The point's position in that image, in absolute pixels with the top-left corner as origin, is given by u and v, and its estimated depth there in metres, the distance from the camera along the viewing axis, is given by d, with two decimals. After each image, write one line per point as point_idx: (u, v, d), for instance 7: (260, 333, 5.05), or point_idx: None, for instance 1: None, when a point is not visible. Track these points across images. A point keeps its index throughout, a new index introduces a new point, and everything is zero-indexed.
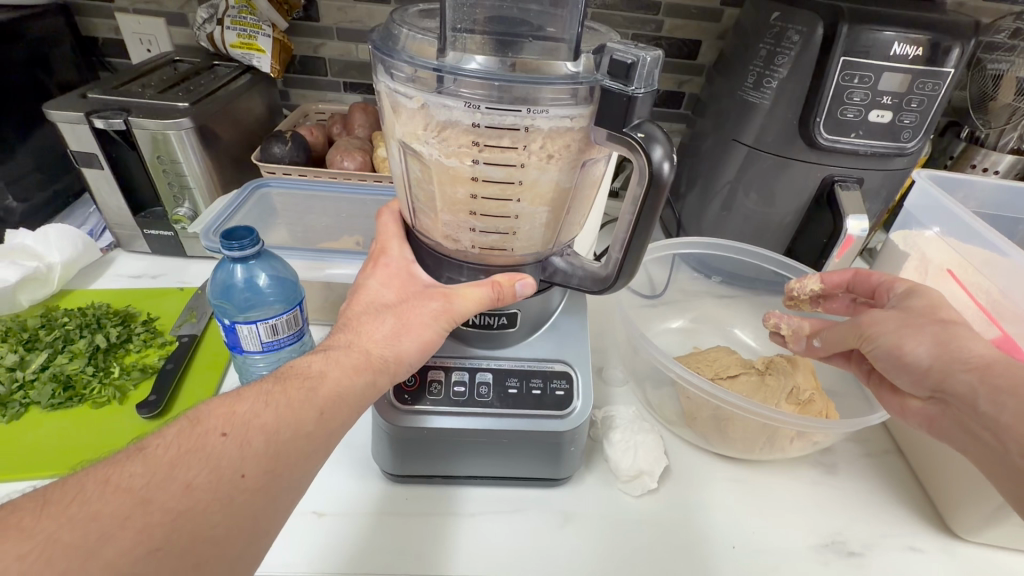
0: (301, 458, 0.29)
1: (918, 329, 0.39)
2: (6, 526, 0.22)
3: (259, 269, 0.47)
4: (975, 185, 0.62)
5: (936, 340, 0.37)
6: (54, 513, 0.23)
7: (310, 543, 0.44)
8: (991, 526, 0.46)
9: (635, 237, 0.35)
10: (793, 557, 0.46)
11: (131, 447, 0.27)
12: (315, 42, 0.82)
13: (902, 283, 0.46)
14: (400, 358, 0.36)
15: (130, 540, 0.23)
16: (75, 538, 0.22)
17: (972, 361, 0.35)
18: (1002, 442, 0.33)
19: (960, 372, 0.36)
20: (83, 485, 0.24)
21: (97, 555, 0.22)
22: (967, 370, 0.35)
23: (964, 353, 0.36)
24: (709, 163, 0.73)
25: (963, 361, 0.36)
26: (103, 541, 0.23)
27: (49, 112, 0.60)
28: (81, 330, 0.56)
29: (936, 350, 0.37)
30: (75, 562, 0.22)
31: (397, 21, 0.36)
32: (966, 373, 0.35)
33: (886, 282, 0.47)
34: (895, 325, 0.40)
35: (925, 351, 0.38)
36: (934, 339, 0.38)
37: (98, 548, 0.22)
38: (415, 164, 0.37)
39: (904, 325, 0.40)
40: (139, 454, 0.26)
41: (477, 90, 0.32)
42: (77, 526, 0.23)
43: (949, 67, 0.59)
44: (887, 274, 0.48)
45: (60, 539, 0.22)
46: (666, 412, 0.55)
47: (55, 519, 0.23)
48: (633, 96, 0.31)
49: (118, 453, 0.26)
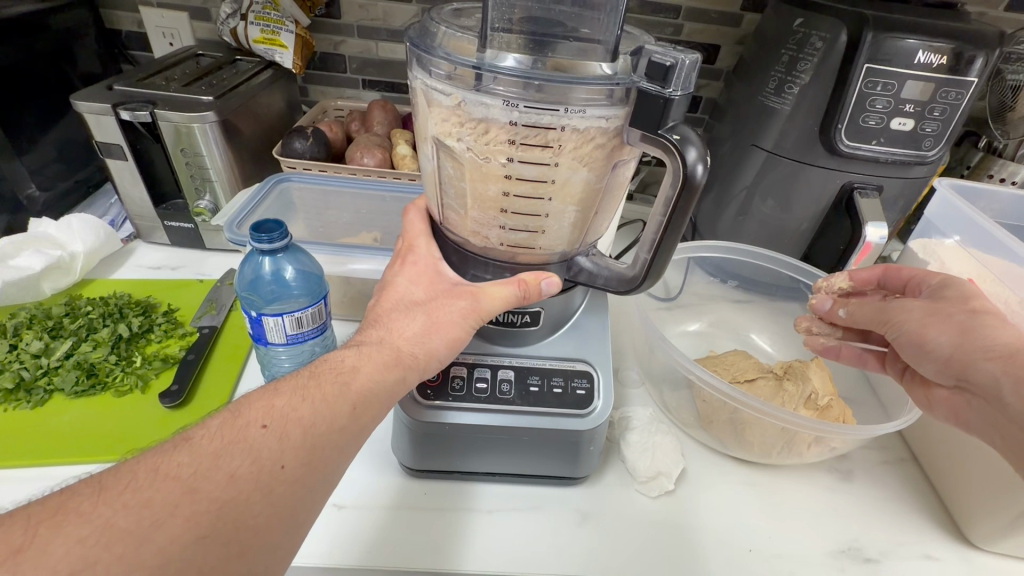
0: (336, 451, 0.30)
1: (946, 317, 0.39)
2: (66, 510, 0.23)
3: (286, 262, 0.47)
4: (995, 195, 0.62)
5: (960, 329, 0.38)
6: (111, 498, 0.23)
7: (330, 535, 0.44)
8: (1009, 536, 0.46)
9: (666, 237, 0.36)
10: (810, 562, 0.46)
11: (177, 437, 0.27)
12: (335, 39, 0.83)
13: (934, 275, 0.45)
14: (430, 354, 0.37)
15: (179, 526, 0.23)
16: (130, 524, 0.23)
17: (995, 349, 0.36)
18: None
19: (982, 362, 0.36)
20: (134, 472, 0.25)
21: (150, 540, 0.23)
22: (990, 359, 0.36)
23: (987, 340, 0.36)
24: (727, 167, 0.73)
25: (987, 350, 0.36)
26: (155, 527, 0.23)
27: (77, 102, 0.61)
28: (104, 319, 0.57)
29: (958, 337, 0.38)
30: (130, 546, 0.22)
31: (433, 18, 0.36)
32: (989, 362, 0.36)
33: (917, 275, 0.47)
34: (921, 314, 0.40)
35: (947, 340, 0.38)
36: (958, 327, 0.38)
37: (150, 534, 0.23)
38: (448, 161, 0.37)
39: (931, 314, 0.40)
40: (185, 444, 0.26)
41: (514, 89, 0.32)
42: (131, 511, 0.23)
43: (972, 76, 0.59)
44: (918, 269, 0.48)
45: (117, 523, 0.23)
46: (683, 414, 0.56)
47: (111, 504, 0.23)
48: (670, 98, 0.31)
49: (164, 443, 0.27)
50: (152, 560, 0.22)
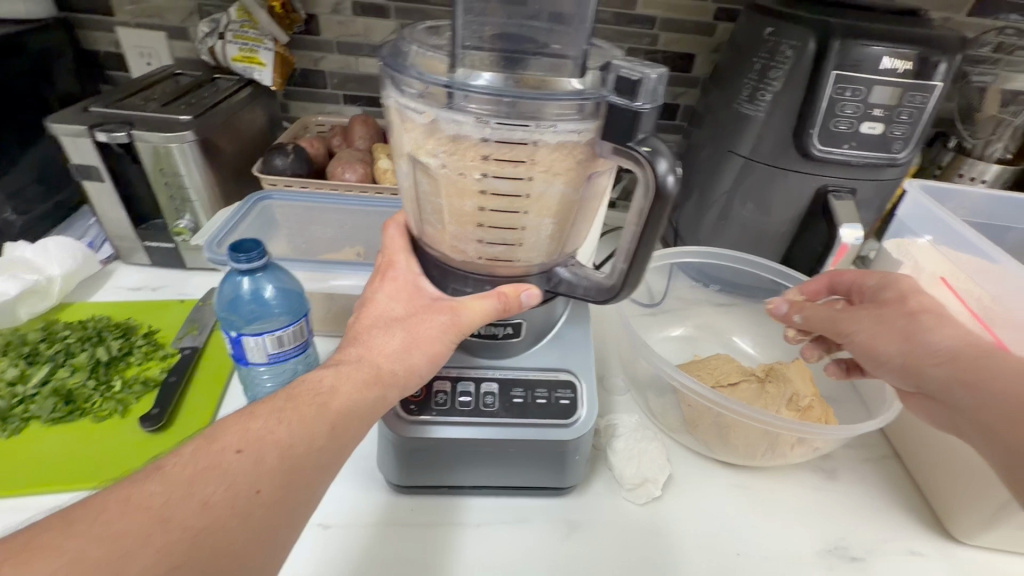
0: (315, 473, 0.30)
1: (889, 325, 0.41)
2: (35, 547, 0.22)
3: (264, 281, 0.47)
4: (965, 195, 0.64)
5: (904, 335, 0.40)
6: (79, 532, 0.23)
7: (316, 557, 0.44)
8: (990, 529, 0.47)
9: (641, 246, 0.36)
10: (797, 564, 0.46)
11: (149, 466, 0.27)
12: (315, 55, 0.83)
13: (872, 277, 0.48)
14: (411, 371, 0.37)
15: (151, 557, 0.23)
16: (105, 551, 0.23)
17: (940, 353, 0.37)
18: (987, 433, 0.34)
19: (931, 367, 0.38)
20: (105, 503, 0.24)
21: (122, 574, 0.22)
22: (939, 363, 0.37)
23: (930, 345, 0.38)
24: (705, 174, 0.75)
25: (932, 357, 0.38)
26: (125, 560, 0.23)
27: (51, 124, 0.60)
28: (81, 343, 0.56)
29: (905, 345, 0.39)
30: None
31: (405, 38, 0.36)
32: (937, 367, 0.37)
33: (857, 279, 0.49)
34: (869, 322, 0.42)
35: (895, 348, 0.40)
36: (902, 334, 0.40)
37: (122, 566, 0.22)
38: (423, 178, 0.38)
39: (877, 323, 0.41)
40: (157, 473, 0.26)
41: (486, 106, 0.32)
42: (101, 544, 0.23)
43: (937, 80, 0.61)
44: (856, 271, 0.50)
45: (88, 555, 0.22)
46: (669, 421, 0.56)
47: (80, 538, 0.23)
48: (638, 111, 0.31)
49: (135, 472, 0.26)
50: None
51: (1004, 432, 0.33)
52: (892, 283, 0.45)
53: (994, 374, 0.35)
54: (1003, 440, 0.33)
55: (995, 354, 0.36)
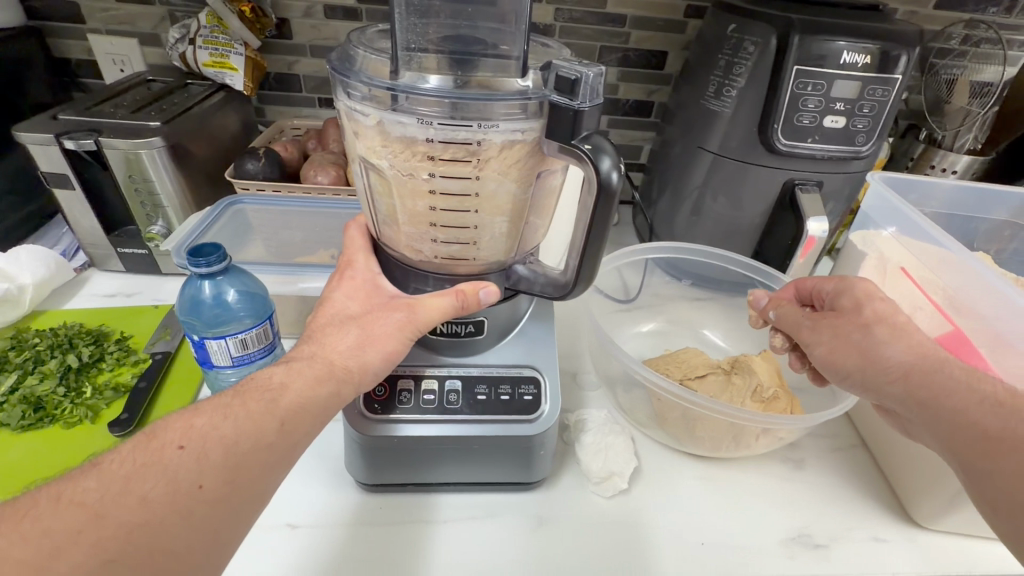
0: (262, 468, 0.31)
1: (844, 339, 0.41)
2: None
3: (227, 285, 0.48)
4: (929, 186, 0.65)
5: (859, 350, 0.40)
6: (7, 529, 0.24)
7: (284, 556, 0.44)
8: (949, 513, 0.48)
9: (590, 241, 0.37)
10: (761, 552, 0.47)
11: (86, 464, 0.27)
12: (289, 59, 0.83)
13: (829, 282, 0.48)
14: (366, 368, 0.37)
15: (84, 553, 0.24)
16: (27, 554, 0.23)
17: (892, 370, 0.39)
18: (949, 449, 0.36)
19: (887, 385, 0.39)
20: (36, 500, 0.25)
21: (51, 568, 0.23)
22: (893, 381, 0.38)
23: (885, 361, 0.39)
24: (678, 170, 0.75)
25: (887, 373, 0.39)
26: (55, 554, 0.24)
27: (18, 133, 0.60)
28: (52, 350, 0.56)
29: (861, 361, 0.40)
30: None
31: (353, 42, 0.37)
32: (892, 385, 0.38)
33: (816, 285, 0.49)
34: (827, 335, 0.43)
35: (853, 364, 0.41)
36: (857, 348, 0.41)
37: (51, 562, 0.23)
38: (377, 178, 0.38)
39: (833, 336, 0.42)
40: (93, 469, 0.27)
41: (430, 107, 0.33)
42: (28, 543, 0.23)
43: (897, 73, 0.62)
44: (816, 276, 0.50)
45: (11, 555, 0.23)
46: (638, 414, 0.56)
47: (7, 535, 0.24)
48: (578, 110, 0.32)
49: (72, 470, 0.27)
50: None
51: (959, 452, 0.35)
52: (848, 288, 0.45)
53: (947, 392, 0.36)
54: (959, 461, 0.35)
55: (945, 367, 0.37)
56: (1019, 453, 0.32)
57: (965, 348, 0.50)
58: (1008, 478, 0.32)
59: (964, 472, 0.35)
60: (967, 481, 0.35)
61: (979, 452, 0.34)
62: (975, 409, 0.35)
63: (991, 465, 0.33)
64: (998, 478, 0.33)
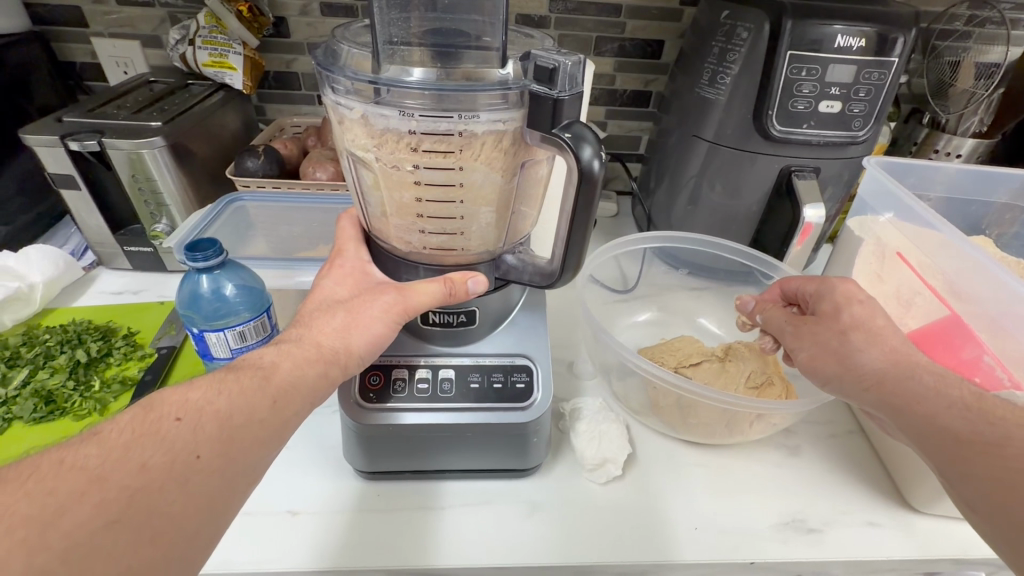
0: (254, 443, 0.32)
1: (824, 346, 0.42)
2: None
3: (225, 279, 0.49)
4: (929, 170, 0.65)
5: (836, 357, 0.41)
6: (11, 489, 0.25)
7: (284, 541, 0.45)
8: (944, 497, 0.48)
9: (574, 229, 0.37)
10: (753, 536, 0.47)
11: (86, 433, 0.28)
12: (287, 57, 0.84)
13: (811, 285, 0.48)
14: (352, 350, 0.39)
15: (87, 512, 0.25)
16: (34, 510, 0.24)
17: (866, 377, 0.39)
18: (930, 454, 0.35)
19: (863, 392, 0.39)
20: (39, 464, 0.26)
21: (56, 525, 0.24)
22: (868, 388, 0.39)
23: (859, 367, 0.40)
24: (675, 159, 0.75)
25: (862, 380, 0.39)
26: (60, 513, 0.24)
27: (25, 135, 0.62)
28: (61, 346, 0.59)
29: (839, 368, 0.41)
30: (33, 531, 0.24)
31: (337, 38, 0.38)
32: (868, 392, 0.39)
33: (800, 287, 0.50)
34: (808, 343, 0.44)
35: (831, 370, 0.41)
36: (834, 355, 0.41)
37: (56, 519, 0.24)
38: (364, 171, 0.39)
39: (813, 343, 0.43)
40: (93, 437, 0.28)
41: (413, 100, 0.34)
42: (34, 500, 0.24)
43: (894, 56, 0.61)
44: (801, 277, 0.51)
45: (18, 510, 0.24)
46: (632, 403, 0.57)
47: (13, 494, 0.24)
48: (558, 98, 0.32)
49: (73, 439, 0.28)
50: (60, 543, 0.24)
51: (937, 458, 0.34)
52: (830, 291, 0.46)
53: (917, 398, 0.36)
54: (939, 468, 0.34)
55: (915, 373, 0.37)
56: (990, 457, 0.31)
57: (962, 332, 0.49)
58: (979, 483, 0.31)
59: (947, 479, 0.34)
60: (951, 488, 0.34)
61: (953, 457, 0.33)
62: (945, 414, 0.35)
63: (964, 470, 0.32)
64: (975, 483, 0.32)
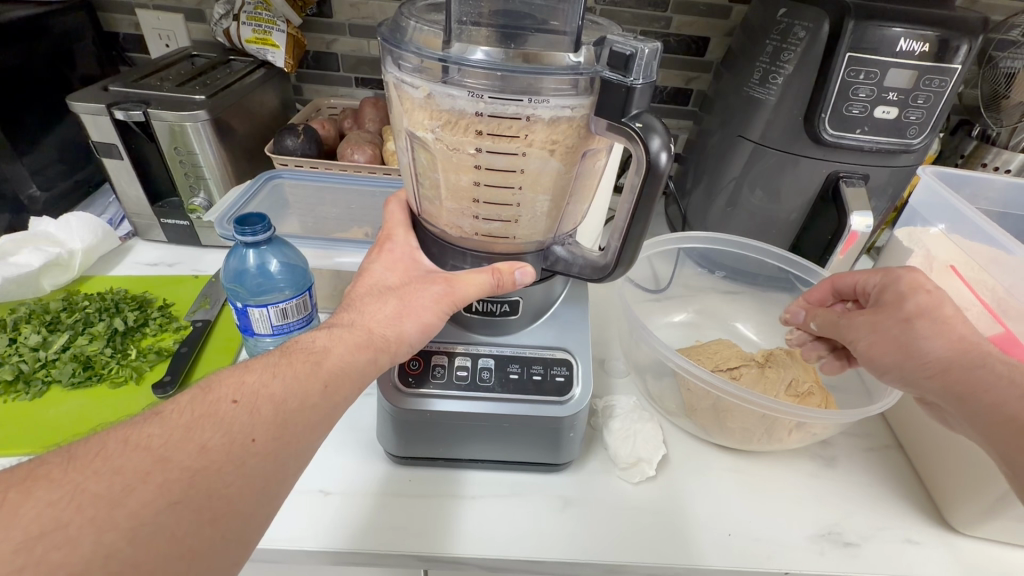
0: (307, 427, 0.32)
1: (884, 333, 0.41)
2: (37, 477, 0.24)
3: (270, 255, 0.51)
4: (984, 183, 0.63)
5: (898, 345, 0.40)
6: (81, 466, 0.25)
7: (316, 520, 0.45)
8: (988, 520, 0.46)
9: (635, 223, 0.37)
10: (789, 546, 0.47)
11: (148, 411, 0.29)
12: (328, 38, 0.84)
13: (872, 277, 0.47)
14: (402, 337, 0.39)
15: (150, 493, 0.25)
16: (101, 489, 0.24)
17: (930, 365, 0.39)
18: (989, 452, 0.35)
19: (923, 379, 0.39)
20: (106, 442, 0.26)
21: (123, 504, 0.24)
22: (931, 377, 0.39)
23: (923, 355, 0.39)
24: (715, 159, 0.74)
25: (925, 367, 0.39)
26: (126, 492, 0.25)
27: (73, 103, 0.62)
28: (100, 313, 0.59)
29: (901, 356, 0.40)
30: (102, 509, 0.24)
31: (405, 14, 0.37)
32: (929, 380, 0.39)
33: (859, 279, 0.49)
34: (866, 329, 0.42)
35: (891, 358, 0.40)
36: (896, 343, 0.40)
37: (122, 499, 0.24)
38: (422, 153, 0.39)
39: (873, 329, 0.42)
40: (156, 417, 0.28)
41: (480, 80, 0.33)
42: (103, 478, 0.25)
43: (957, 63, 0.59)
44: (857, 270, 0.49)
45: (88, 489, 0.24)
46: (666, 404, 0.56)
47: (81, 472, 0.25)
48: (632, 86, 0.32)
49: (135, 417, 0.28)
50: (126, 523, 0.24)
51: None
52: (894, 281, 0.44)
53: (986, 387, 0.37)
54: None
55: (986, 362, 0.37)
56: None
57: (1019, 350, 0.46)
58: None
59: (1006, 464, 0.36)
60: None
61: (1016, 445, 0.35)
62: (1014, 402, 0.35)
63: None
64: None
